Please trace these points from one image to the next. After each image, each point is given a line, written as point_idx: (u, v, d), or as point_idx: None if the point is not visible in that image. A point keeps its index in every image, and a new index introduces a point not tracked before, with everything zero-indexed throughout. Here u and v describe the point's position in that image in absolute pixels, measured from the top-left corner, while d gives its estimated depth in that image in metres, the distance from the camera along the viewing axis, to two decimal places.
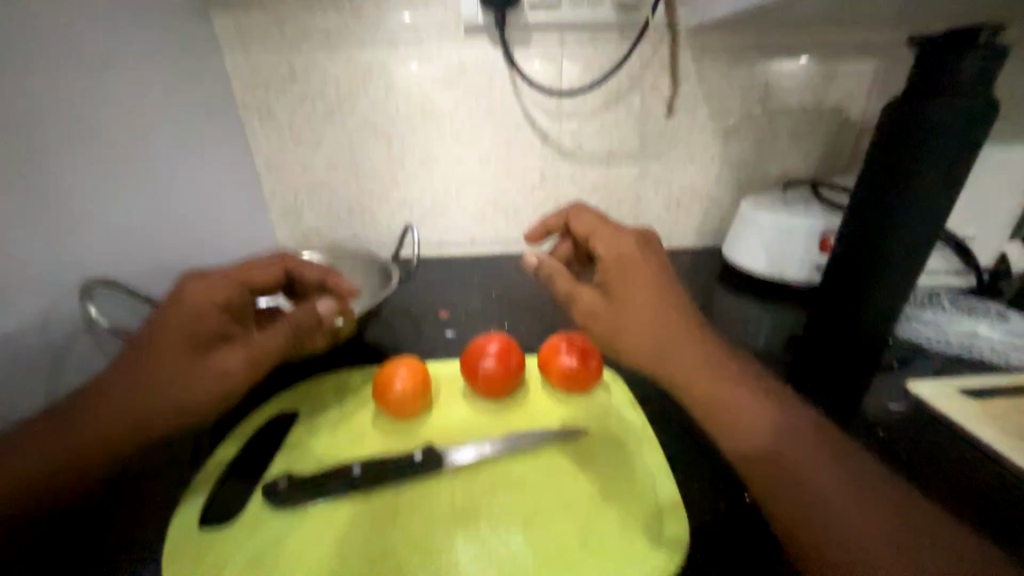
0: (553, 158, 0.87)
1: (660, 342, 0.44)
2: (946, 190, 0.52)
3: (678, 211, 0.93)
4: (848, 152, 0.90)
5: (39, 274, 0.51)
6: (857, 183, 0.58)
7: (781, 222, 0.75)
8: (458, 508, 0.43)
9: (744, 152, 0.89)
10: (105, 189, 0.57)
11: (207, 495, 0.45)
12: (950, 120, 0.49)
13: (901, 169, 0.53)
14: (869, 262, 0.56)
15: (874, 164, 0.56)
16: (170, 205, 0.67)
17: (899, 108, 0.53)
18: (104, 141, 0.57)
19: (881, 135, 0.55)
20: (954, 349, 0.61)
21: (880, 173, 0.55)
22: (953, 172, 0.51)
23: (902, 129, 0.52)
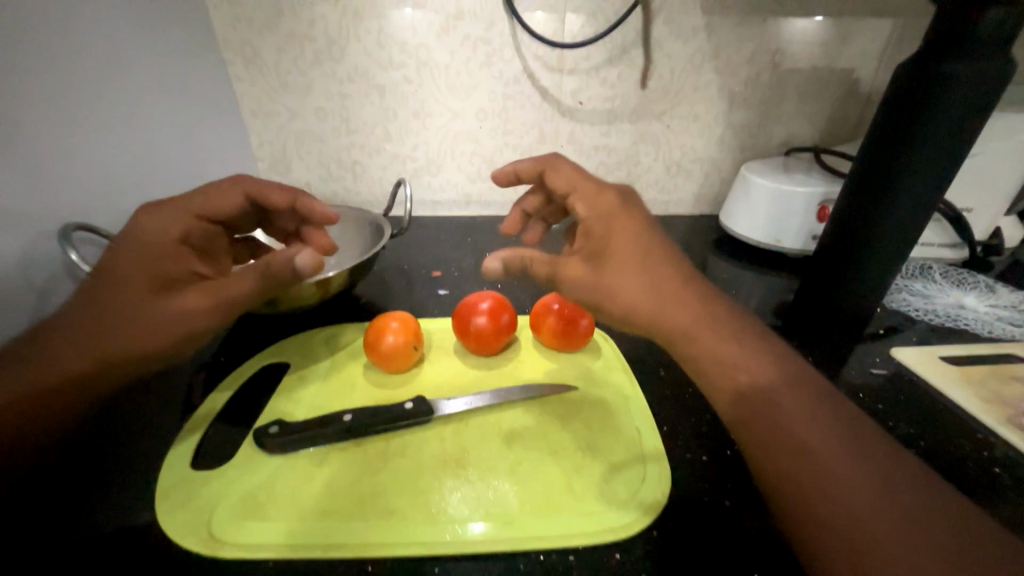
0: (551, 116, 0.84)
1: (649, 298, 0.44)
2: (950, 154, 0.51)
3: (677, 176, 0.91)
4: (855, 119, 0.88)
5: (15, 215, 0.49)
6: (861, 144, 0.57)
7: (781, 189, 0.74)
8: (447, 456, 0.44)
9: (748, 115, 0.86)
10: (76, 127, 0.55)
11: (199, 438, 0.45)
12: (963, 78, 0.48)
13: (909, 130, 0.51)
14: (868, 227, 0.56)
15: (880, 125, 0.54)
16: (148, 148, 0.65)
17: (912, 65, 0.51)
18: (71, 75, 0.54)
19: (891, 94, 0.53)
20: (938, 319, 0.62)
21: (885, 134, 0.54)
22: (959, 135, 0.50)
23: (915, 87, 0.50)
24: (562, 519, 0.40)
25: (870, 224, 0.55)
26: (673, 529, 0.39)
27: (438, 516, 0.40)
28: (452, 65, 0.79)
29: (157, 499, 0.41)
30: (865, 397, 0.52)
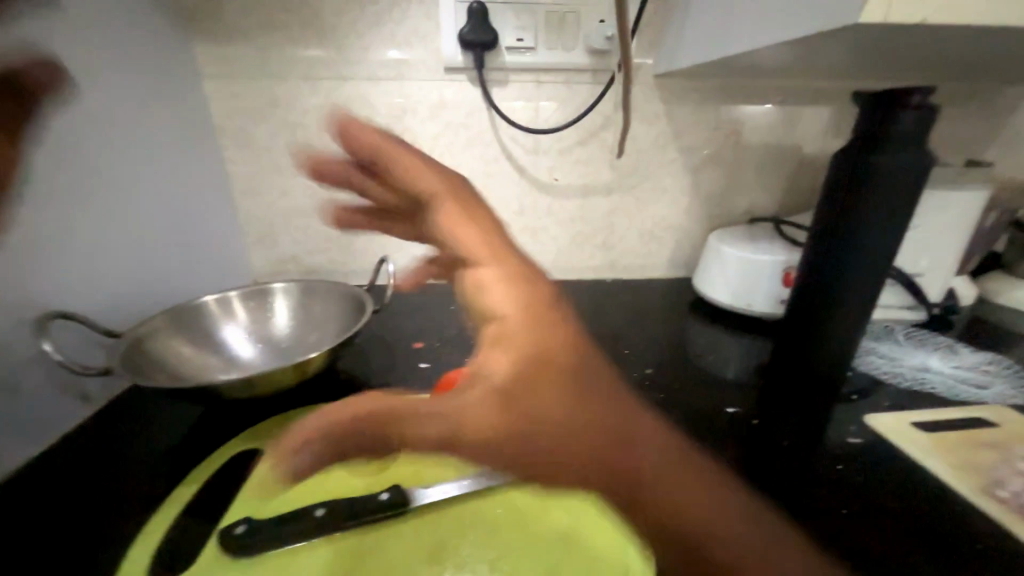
0: (529, 190, 0.90)
1: (565, 410, 0.37)
2: (891, 232, 0.56)
3: (651, 243, 0.96)
4: (808, 189, 0.96)
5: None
6: (812, 223, 0.62)
7: (746, 257, 0.78)
8: (424, 553, 0.42)
9: (712, 187, 0.93)
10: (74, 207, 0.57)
11: (159, 540, 0.42)
12: (891, 168, 0.54)
13: (851, 212, 0.57)
14: (826, 298, 0.59)
15: (826, 208, 0.60)
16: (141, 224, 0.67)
17: (845, 157, 0.57)
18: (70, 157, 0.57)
19: (832, 180, 0.59)
20: (907, 381, 0.64)
21: (831, 215, 0.59)
22: (896, 216, 0.55)
23: (851, 175, 0.56)
24: None
25: (828, 295, 0.59)
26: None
27: None
28: (436, 147, 0.85)
29: None
30: (845, 466, 0.52)
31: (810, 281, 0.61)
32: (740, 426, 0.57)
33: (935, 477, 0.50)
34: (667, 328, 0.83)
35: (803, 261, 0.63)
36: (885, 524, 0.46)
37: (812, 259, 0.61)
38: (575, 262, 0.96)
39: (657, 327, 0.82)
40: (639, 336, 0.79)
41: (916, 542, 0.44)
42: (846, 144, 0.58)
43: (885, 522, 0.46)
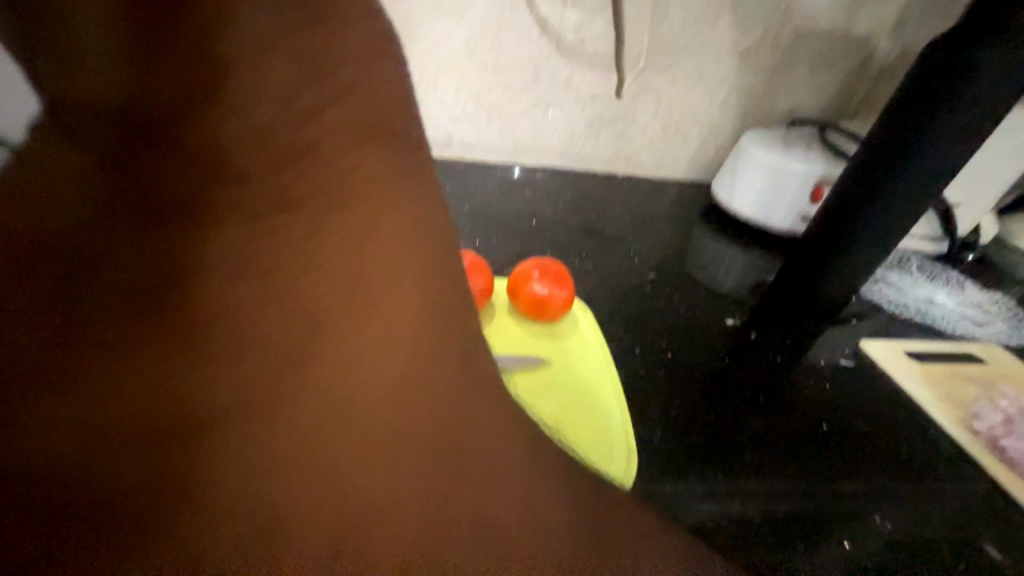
0: (549, 53, 0.75)
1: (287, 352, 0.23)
2: (963, 146, 0.49)
3: (674, 137, 0.85)
4: (862, 94, 0.83)
5: None
6: (873, 124, 0.52)
7: (779, 164, 0.70)
8: None
9: (757, 78, 0.80)
10: None
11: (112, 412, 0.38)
12: (989, 67, 0.46)
13: (922, 120, 0.48)
14: (858, 218, 0.53)
15: (900, 103, 0.50)
16: None
17: (949, 43, 0.47)
18: None
19: (907, 79, 0.50)
20: (909, 313, 0.63)
21: (905, 113, 0.49)
22: (977, 127, 0.48)
23: (936, 73, 0.47)
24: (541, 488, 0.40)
25: (866, 214, 0.53)
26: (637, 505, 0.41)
27: None
28: None
29: None
30: (831, 388, 0.53)
31: (850, 190, 0.53)
32: (734, 340, 0.57)
33: (915, 404, 0.52)
34: (675, 234, 0.78)
35: (847, 167, 0.54)
36: (862, 440, 0.48)
37: (858, 164, 0.53)
38: (587, 152, 0.85)
39: (665, 233, 0.77)
40: (646, 240, 0.75)
41: (887, 462, 0.47)
42: (950, 29, 0.48)
43: (862, 441, 0.48)
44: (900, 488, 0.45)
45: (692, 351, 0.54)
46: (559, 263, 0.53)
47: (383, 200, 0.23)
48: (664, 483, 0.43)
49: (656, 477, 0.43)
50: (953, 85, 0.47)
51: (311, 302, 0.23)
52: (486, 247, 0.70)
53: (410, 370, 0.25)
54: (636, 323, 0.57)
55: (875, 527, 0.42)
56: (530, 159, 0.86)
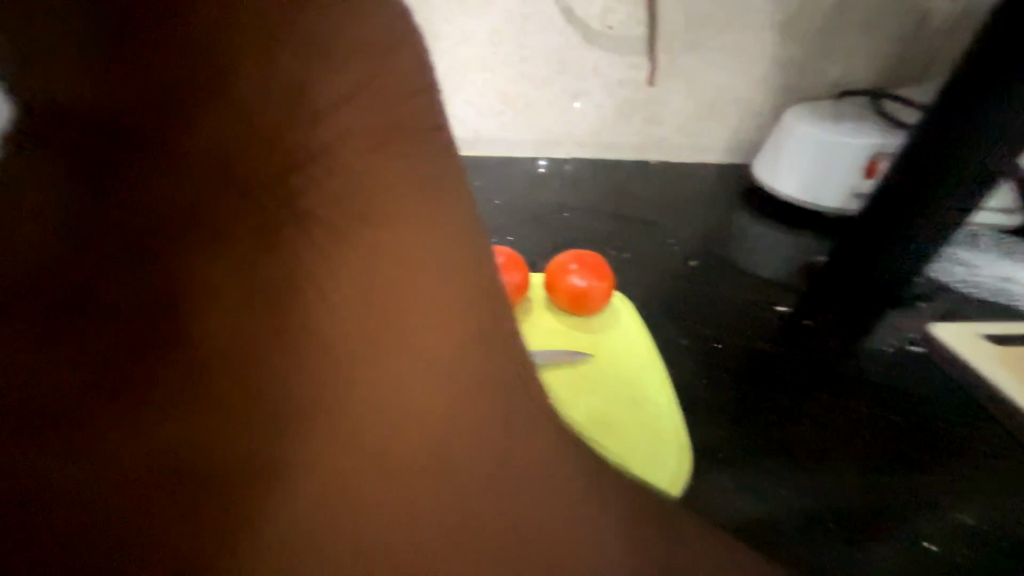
0: (574, 40, 0.73)
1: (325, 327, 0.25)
2: None
3: (710, 118, 0.82)
4: (919, 57, 0.77)
5: None
6: (934, 96, 0.48)
7: (828, 139, 0.66)
8: None
9: (798, 49, 0.75)
10: None
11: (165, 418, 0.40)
12: None
13: (992, 82, 0.44)
14: (924, 193, 0.49)
15: (965, 72, 0.45)
16: None
17: None
18: None
19: (973, 39, 0.45)
20: (983, 293, 0.57)
21: (971, 82, 0.45)
22: None
23: (1009, 29, 0.43)
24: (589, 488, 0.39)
25: (933, 188, 0.49)
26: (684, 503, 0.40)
27: None
28: None
29: None
30: (897, 374, 0.49)
31: (908, 169, 0.50)
32: (786, 327, 0.54)
33: (996, 392, 0.47)
34: (714, 220, 0.75)
35: (903, 145, 0.50)
36: (936, 432, 0.44)
37: (916, 142, 0.49)
38: (618, 139, 0.83)
39: (703, 218, 0.74)
40: (684, 226, 0.72)
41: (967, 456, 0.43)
42: None
43: (937, 433, 0.44)
44: (976, 476, 0.42)
45: (741, 341, 0.52)
46: (596, 254, 0.52)
47: (399, 189, 0.25)
48: (716, 473, 0.42)
49: (710, 472, 0.41)
50: None
51: (358, 280, 0.25)
52: (519, 241, 0.69)
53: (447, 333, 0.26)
54: (679, 313, 0.55)
55: (946, 517, 0.40)
56: (559, 150, 0.84)
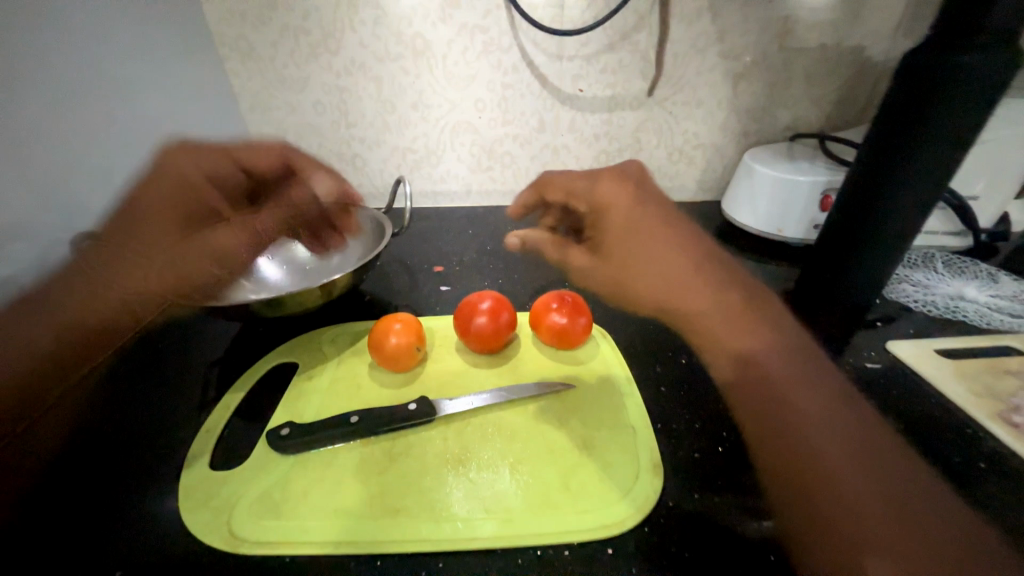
0: (552, 102, 0.83)
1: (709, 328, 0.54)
2: (954, 152, 0.50)
3: (680, 161, 0.90)
4: (865, 99, 0.85)
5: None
6: (863, 142, 0.55)
7: (784, 178, 0.73)
8: (447, 458, 0.40)
9: (754, 98, 0.84)
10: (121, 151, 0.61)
11: (203, 457, 0.42)
12: (965, 76, 0.46)
13: (908, 130, 0.50)
14: (865, 228, 0.55)
15: (881, 125, 0.53)
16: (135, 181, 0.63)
17: (916, 62, 0.49)
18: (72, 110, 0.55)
19: (887, 97, 0.52)
20: (938, 309, 0.62)
21: (887, 133, 0.52)
22: (964, 134, 0.49)
23: (916, 83, 0.49)
24: (554, 524, 0.36)
25: (878, 220, 0.54)
26: (656, 546, 0.36)
27: (439, 522, 0.36)
28: (450, 56, 0.78)
29: (176, 500, 0.38)
30: (876, 398, 0.52)
31: (848, 206, 0.56)
32: None
33: (951, 402, 0.51)
34: None
35: (844, 186, 0.57)
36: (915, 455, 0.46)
37: (853, 184, 0.56)
38: None
39: None
40: None
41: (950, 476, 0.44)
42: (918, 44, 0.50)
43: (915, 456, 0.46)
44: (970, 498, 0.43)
45: None
46: (577, 294, 0.55)
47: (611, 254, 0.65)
48: (698, 494, 0.40)
49: (699, 494, 0.40)
50: (927, 98, 0.49)
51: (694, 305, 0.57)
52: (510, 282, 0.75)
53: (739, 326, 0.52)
54: None
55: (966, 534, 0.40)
56: None
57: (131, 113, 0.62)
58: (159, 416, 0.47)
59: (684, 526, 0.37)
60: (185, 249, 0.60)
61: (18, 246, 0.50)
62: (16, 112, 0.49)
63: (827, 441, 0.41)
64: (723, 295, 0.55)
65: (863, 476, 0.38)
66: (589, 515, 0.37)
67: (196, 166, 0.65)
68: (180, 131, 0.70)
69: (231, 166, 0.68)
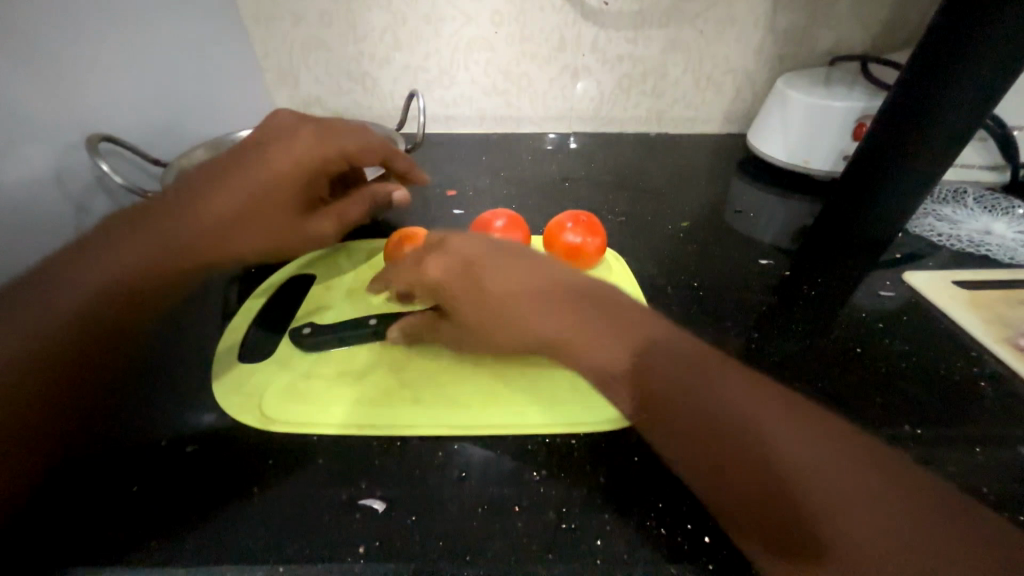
0: (574, 17, 0.77)
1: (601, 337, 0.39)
2: (999, 81, 0.46)
3: (707, 89, 0.84)
4: (915, 21, 0.78)
5: (12, 127, 0.48)
6: (903, 70, 0.51)
7: (817, 104, 0.68)
8: (461, 360, 0.43)
9: (794, 17, 0.78)
10: (126, 54, 0.59)
11: (235, 351, 0.45)
12: None
13: (954, 54, 0.46)
14: (887, 167, 0.53)
15: (927, 51, 0.48)
16: (143, 89, 0.62)
17: None
18: (73, 3, 0.52)
19: (938, 15, 0.47)
20: (961, 244, 0.61)
21: (930, 61, 0.48)
22: (1013, 61, 0.45)
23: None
24: (563, 417, 0.39)
25: (903, 157, 0.52)
26: None
27: (453, 411, 0.39)
28: None
29: (213, 388, 0.42)
30: (885, 325, 0.52)
31: (875, 143, 0.53)
32: (776, 285, 0.57)
33: (963, 331, 0.51)
34: (712, 186, 0.78)
35: (875, 120, 0.54)
36: (918, 376, 0.47)
37: (884, 118, 0.53)
38: (617, 113, 0.87)
39: (700, 185, 0.78)
40: (681, 193, 0.76)
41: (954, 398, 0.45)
42: None
43: (919, 377, 0.47)
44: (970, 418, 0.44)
45: (725, 290, 0.56)
46: (592, 216, 0.55)
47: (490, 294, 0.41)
48: None
49: None
50: (979, 18, 0.44)
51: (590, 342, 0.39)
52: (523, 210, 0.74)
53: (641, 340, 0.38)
54: (670, 267, 0.59)
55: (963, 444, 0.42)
56: (562, 125, 0.88)
57: (132, 14, 0.59)
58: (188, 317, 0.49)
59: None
60: (269, 201, 0.49)
61: (36, 150, 0.50)
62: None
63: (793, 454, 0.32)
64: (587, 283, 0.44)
65: (840, 476, 0.31)
66: (596, 411, 0.40)
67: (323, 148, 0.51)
68: (183, 38, 0.67)
69: (335, 152, 0.52)
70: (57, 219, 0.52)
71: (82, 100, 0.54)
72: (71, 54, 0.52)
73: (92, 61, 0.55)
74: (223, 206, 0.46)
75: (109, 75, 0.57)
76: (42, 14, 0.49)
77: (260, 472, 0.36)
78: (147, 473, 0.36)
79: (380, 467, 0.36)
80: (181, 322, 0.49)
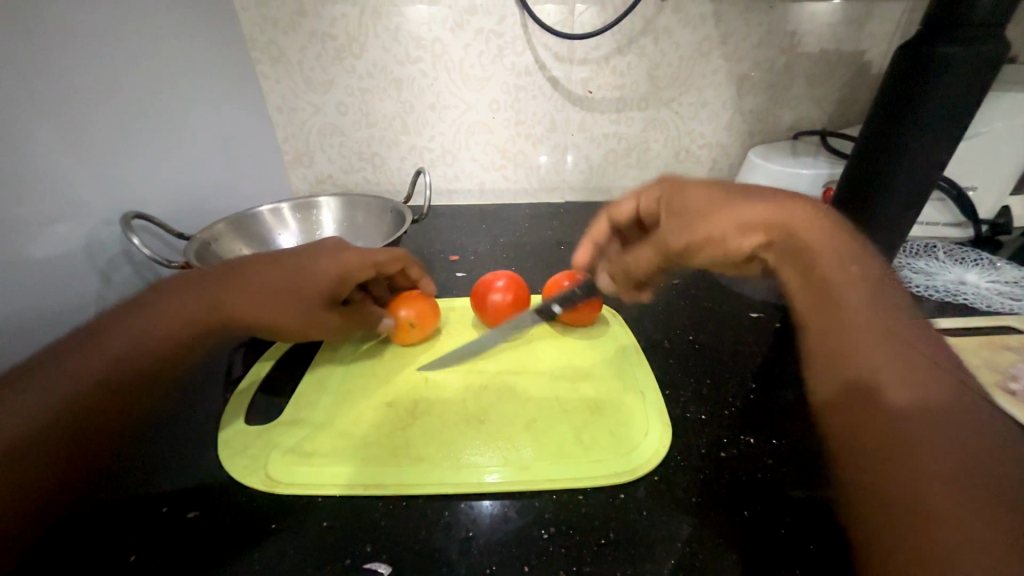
0: (562, 103, 0.87)
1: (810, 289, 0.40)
2: (945, 148, 0.52)
3: (686, 160, 0.93)
4: (865, 101, 0.88)
5: (54, 206, 0.52)
6: (857, 139, 0.58)
7: (786, 172, 0.75)
8: (470, 413, 0.44)
9: (757, 100, 0.88)
10: (161, 139, 0.65)
11: (241, 414, 0.46)
12: (947, 77, 0.49)
13: (900, 126, 0.53)
14: (858, 221, 0.58)
15: (874, 124, 0.55)
16: (174, 169, 0.68)
17: (902, 62, 0.52)
18: (121, 99, 0.59)
19: (879, 97, 0.55)
20: (940, 294, 0.64)
21: (879, 132, 0.55)
22: (954, 130, 0.51)
23: (903, 84, 0.52)
24: (569, 470, 0.39)
25: (872, 214, 0.57)
26: (666, 493, 0.38)
27: (462, 465, 0.39)
28: (466, 60, 0.82)
29: (219, 451, 0.42)
30: None
31: (846, 201, 0.59)
32: None
33: None
34: None
35: (841, 179, 0.59)
36: None
37: (849, 179, 0.58)
38: (607, 182, 0.95)
39: None
40: None
41: None
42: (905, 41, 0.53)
43: None
44: None
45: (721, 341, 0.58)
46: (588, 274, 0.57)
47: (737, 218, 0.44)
48: (704, 448, 0.42)
49: (699, 444, 0.42)
50: (914, 98, 0.51)
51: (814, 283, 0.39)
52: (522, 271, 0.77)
53: (855, 307, 0.37)
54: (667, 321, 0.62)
55: None
56: (556, 195, 0.96)
57: (171, 110, 0.67)
58: (196, 378, 0.50)
59: (689, 476, 0.39)
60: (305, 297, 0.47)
61: (72, 226, 0.54)
62: (73, 99, 0.53)
63: (914, 407, 0.31)
64: (787, 207, 0.43)
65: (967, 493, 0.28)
66: (601, 464, 0.40)
67: (363, 256, 0.51)
68: (212, 125, 0.75)
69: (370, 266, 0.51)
70: (81, 286, 0.55)
71: (119, 179, 0.59)
72: (116, 142, 0.58)
73: (133, 147, 0.61)
74: (262, 292, 0.44)
75: (146, 158, 0.63)
76: (93, 108, 0.56)
77: (261, 537, 0.35)
78: (146, 541, 0.35)
79: (385, 528, 0.35)
80: (189, 383, 0.49)
